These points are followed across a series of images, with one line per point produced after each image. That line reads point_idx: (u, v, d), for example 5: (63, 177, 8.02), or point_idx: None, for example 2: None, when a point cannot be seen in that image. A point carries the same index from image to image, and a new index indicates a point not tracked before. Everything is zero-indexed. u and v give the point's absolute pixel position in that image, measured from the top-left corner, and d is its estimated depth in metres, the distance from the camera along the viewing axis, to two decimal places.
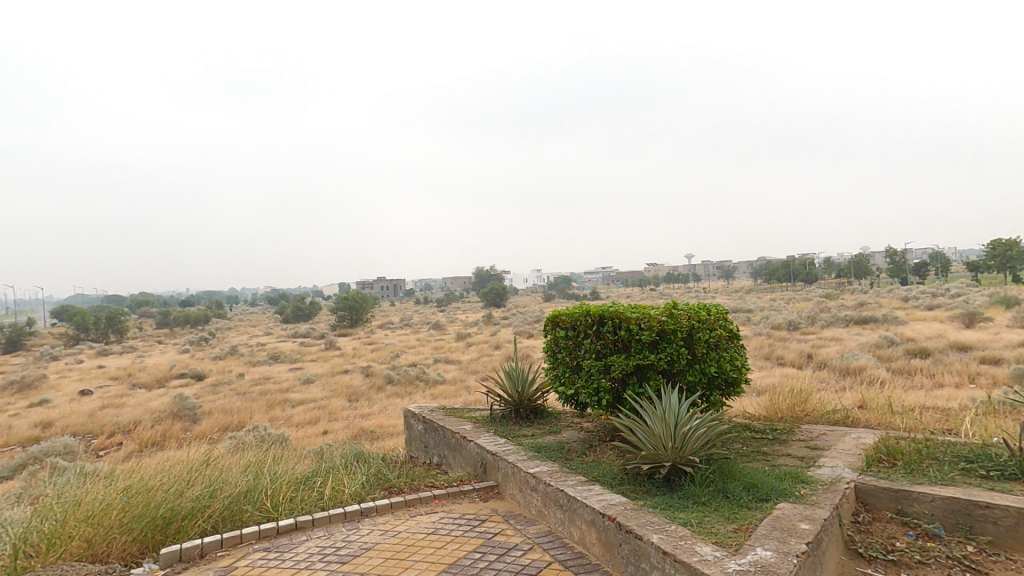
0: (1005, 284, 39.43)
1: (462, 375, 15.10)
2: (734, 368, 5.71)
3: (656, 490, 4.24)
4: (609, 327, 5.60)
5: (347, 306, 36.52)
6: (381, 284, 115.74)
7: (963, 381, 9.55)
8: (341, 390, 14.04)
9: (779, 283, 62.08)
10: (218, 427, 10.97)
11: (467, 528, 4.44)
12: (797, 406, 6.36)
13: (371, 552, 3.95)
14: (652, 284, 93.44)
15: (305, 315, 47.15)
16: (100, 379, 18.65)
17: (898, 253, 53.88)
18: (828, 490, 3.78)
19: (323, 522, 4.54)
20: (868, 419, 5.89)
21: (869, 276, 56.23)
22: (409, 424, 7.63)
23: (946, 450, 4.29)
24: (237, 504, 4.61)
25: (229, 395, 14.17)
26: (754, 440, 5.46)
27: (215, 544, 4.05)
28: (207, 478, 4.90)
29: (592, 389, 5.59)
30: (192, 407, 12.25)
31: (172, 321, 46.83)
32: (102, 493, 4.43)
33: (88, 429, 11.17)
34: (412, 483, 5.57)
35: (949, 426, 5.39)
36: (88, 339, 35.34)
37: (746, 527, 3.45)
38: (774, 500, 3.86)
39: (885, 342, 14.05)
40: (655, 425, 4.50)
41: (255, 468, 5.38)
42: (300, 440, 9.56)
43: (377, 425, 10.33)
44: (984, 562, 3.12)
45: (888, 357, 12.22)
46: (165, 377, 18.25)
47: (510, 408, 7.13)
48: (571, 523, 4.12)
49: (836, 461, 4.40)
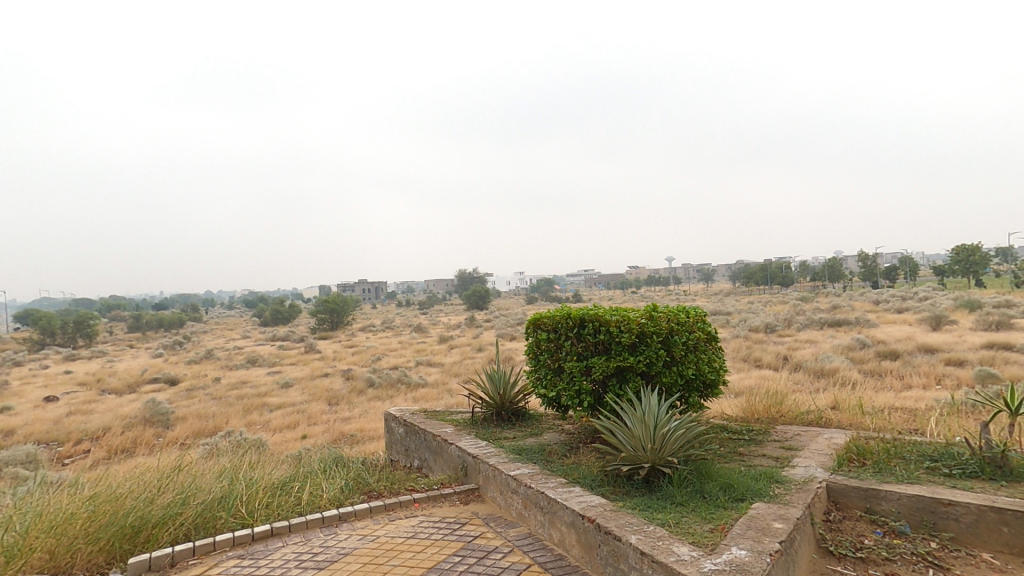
0: (970, 288, 40.83)
1: (445, 378, 15.07)
2: (712, 370, 5.80)
3: (635, 491, 4.28)
4: (590, 329, 5.64)
5: (327, 308, 36.01)
6: (363, 286, 113.91)
7: (930, 382, 9.86)
8: (320, 394, 13.86)
9: (756, 287, 63.19)
10: (191, 433, 10.71)
11: (448, 532, 4.42)
12: (773, 407, 6.49)
13: (349, 557, 3.90)
14: (633, 287, 94.27)
15: (285, 318, 46.40)
16: (68, 384, 18.09)
17: (869, 257, 55.28)
18: (802, 489, 3.87)
19: (300, 527, 4.48)
20: (840, 419, 6.04)
21: (842, 279, 57.55)
22: (390, 427, 7.56)
23: (913, 449, 4.41)
24: (210, 510, 4.52)
25: (204, 400, 13.87)
26: (731, 441, 5.55)
27: (186, 552, 3.95)
28: (180, 485, 4.79)
29: (573, 391, 5.61)
30: (165, 412, 11.95)
31: (144, 325, 45.67)
32: (66, 503, 4.29)
33: (54, 436, 10.82)
34: (392, 487, 5.52)
35: (917, 425, 5.56)
36: (54, 344, 34.24)
37: (722, 528, 3.50)
38: (750, 500, 3.93)
39: (857, 344, 14.42)
40: (635, 426, 4.54)
41: (229, 474, 5.27)
42: (278, 445, 9.41)
43: (357, 428, 10.23)
44: (946, 558, 3.22)
45: (860, 359, 12.56)
46: (137, 382, 17.74)
47: (491, 410, 7.12)
48: (551, 525, 4.13)
49: (809, 461, 4.50)
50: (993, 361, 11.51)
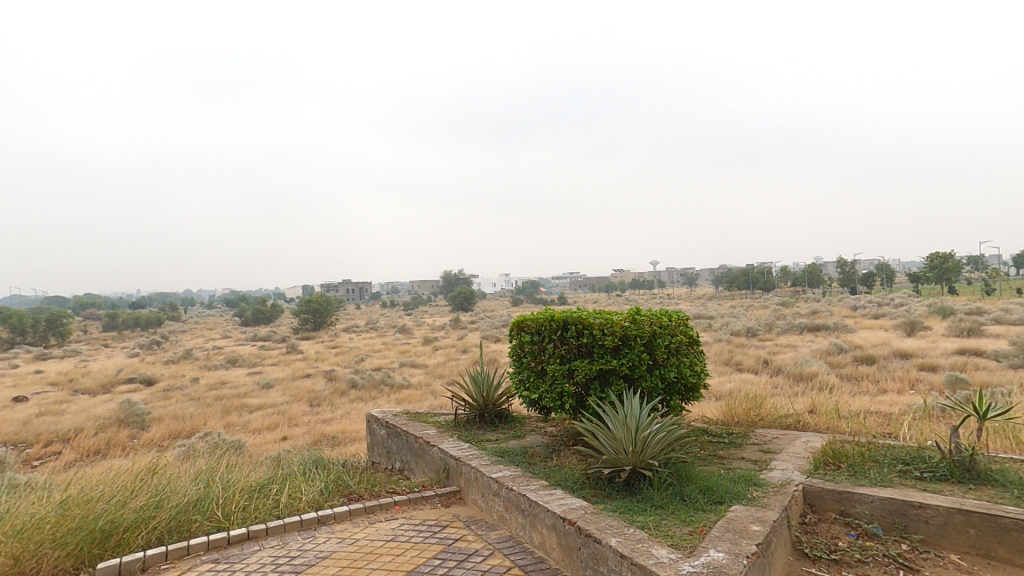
0: (943, 295, 41.89)
1: (428, 379, 14.99)
2: (693, 374, 5.85)
3: (615, 494, 4.30)
4: (573, 332, 5.66)
5: (310, 308, 35.50)
6: (348, 287, 112.29)
7: (905, 387, 10.09)
8: (302, 395, 13.65)
9: (738, 291, 64.01)
10: (167, 434, 10.48)
11: (428, 534, 4.38)
12: (753, 410, 6.58)
13: (327, 561, 3.85)
14: (616, 290, 95.14)
15: (266, 318, 45.76)
16: (40, 384, 17.60)
17: (847, 263, 56.39)
18: (779, 492, 3.93)
19: (277, 531, 4.42)
20: (818, 422, 6.14)
21: (822, 285, 58.60)
22: (371, 429, 7.49)
23: (886, 453, 4.50)
24: (185, 513, 4.42)
25: (181, 401, 13.58)
26: (712, 444, 5.60)
27: (159, 557, 3.86)
28: (154, 488, 4.68)
29: (555, 393, 5.64)
30: (141, 412, 11.68)
31: (120, 324, 44.62)
32: (34, 506, 4.16)
33: (23, 437, 10.49)
34: (372, 490, 5.47)
35: (891, 429, 5.67)
36: (25, 342, 33.31)
37: (700, 530, 3.53)
38: (728, 502, 3.97)
39: (835, 348, 14.74)
40: (616, 429, 4.58)
41: (205, 476, 5.16)
42: (257, 447, 9.25)
43: (339, 430, 10.10)
44: (916, 560, 3.29)
45: (838, 363, 12.81)
46: (111, 382, 17.34)
47: (474, 412, 7.11)
48: (532, 528, 4.13)
49: (787, 464, 4.57)
50: (965, 366, 11.81)
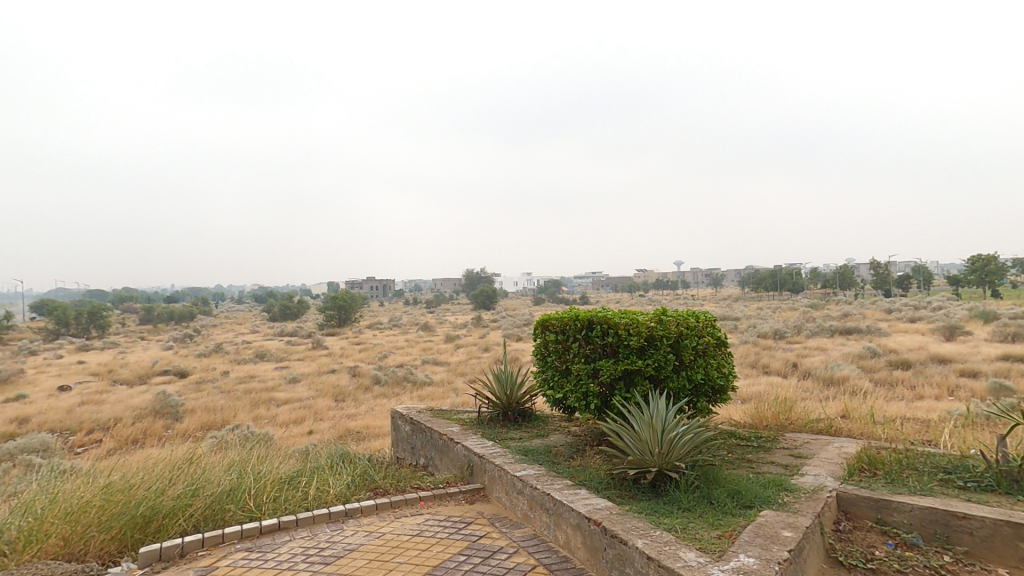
0: (985, 298, 40.26)
1: (450, 377, 15.11)
2: (721, 376, 5.77)
3: (641, 495, 4.27)
4: (598, 332, 5.64)
5: (336, 305, 36.12)
6: (372, 284, 113.30)
7: (943, 393, 9.75)
8: (327, 390, 13.91)
9: (766, 293, 62.70)
10: (200, 425, 10.80)
11: (453, 530, 4.43)
12: (782, 414, 6.45)
13: (355, 553, 3.93)
14: (640, 290, 94.28)
15: (293, 314, 46.68)
16: (81, 374, 18.33)
17: (882, 265, 54.65)
18: (811, 498, 3.85)
19: (307, 522, 4.51)
20: (852, 428, 5.98)
21: (854, 287, 56.95)
22: (396, 425, 7.58)
23: (926, 461, 4.37)
24: (219, 502, 4.55)
25: (213, 394, 13.98)
26: (740, 447, 5.52)
27: (196, 543, 3.98)
28: (190, 476, 4.83)
29: (580, 393, 5.62)
30: (175, 404, 12.07)
31: (156, 317, 46.14)
32: (80, 490, 4.36)
33: (66, 425, 10.96)
34: (398, 485, 5.54)
35: (931, 436, 5.49)
36: (69, 334, 34.73)
37: (729, 534, 3.48)
38: (758, 507, 3.91)
39: (868, 352, 14.31)
40: (642, 430, 4.54)
41: (238, 467, 5.31)
42: (285, 440, 9.46)
43: (363, 425, 10.25)
44: (959, 572, 3.19)
45: (872, 368, 12.44)
46: (147, 373, 17.96)
47: (498, 410, 7.13)
48: (556, 527, 4.13)
49: (819, 469, 4.47)
50: (1010, 373, 11.33)
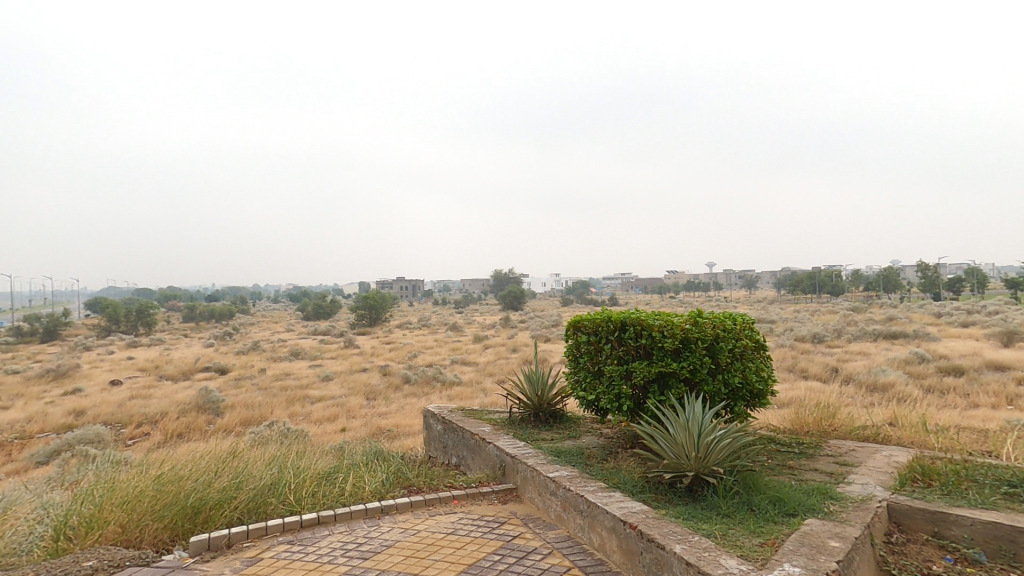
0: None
1: (479, 377, 15.19)
2: (760, 380, 5.62)
3: (677, 499, 4.19)
4: (631, 333, 5.57)
5: (367, 304, 36.77)
6: (402, 285, 114.92)
7: (1000, 402, 9.25)
8: (359, 389, 14.17)
9: (803, 295, 60.78)
10: (240, 421, 11.17)
11: (487, 530, 4.44)
12: (825, 420, 6.24)
13: (392, 550, 3.98)
14: (670, 292, 92.77)
15: (326, 313, 47.74)
16: (129, 369, 19.20)
17: (929, 266, 52.24)
18: (860, 507, 3.71)
19: (345, 518, 4.60)
20: (901, 436, 5.74)
21: (899, 290, 54.61)
22: (428, 423, 7.67)
23: (986, 473, 4.15)
24: (262, 496, 4.68)
25: (251, 390, 14.43)
26: (780, 453, 5.37)
27: (241, 535, 4.11)
28: (234, 470, 4.99)
29: (612, 394, 5.57)
30: (216, 399, 12.50)
31: (198, 315, 47.94)
32: (134, 480, 4.56)
33: (117, 417, 11.50)
34: (431, 483, 5.59)
35: (989, 447, 5.22)
36: (119, 331, 36.43)
37: (772, 542, 3.38)
38: (802, 516, 3.79)
39: (915, 358, 13.69)
40: (678, 433, 4.47)
41: (278, 462, 5.45)
42: (320, 436, 9.69)
43: (395, 424, 10.41)
44: None
45: (919, 374, 11.90)
46: (190, 369, 18.67)
47: (529, 411, 7.13)
48: (591, 529, 4.09)
49: (867, 478, 4.30)
50: None
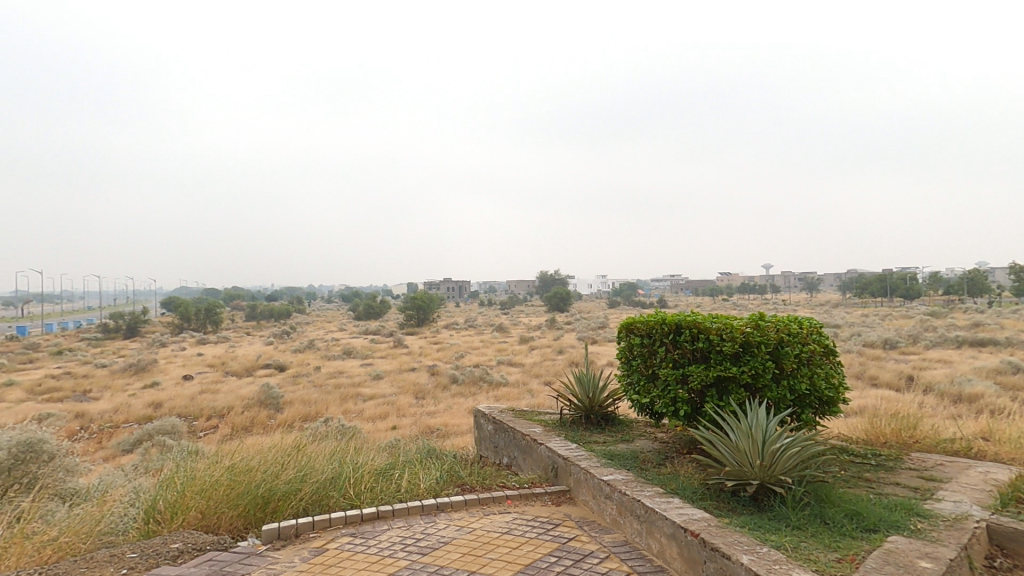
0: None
1: (526, 378, 15.14)
2: (829, 387, 5.29)
3: (742, 508, 3.99)
4: (687, 336, 5.38)
5: (415, 305, 37.51)
6: (447, 286, 116.78)
7: None
8: (408, 388, 14.45)
9: (869, 298, 57.16)
10: (298, 416, 11.63)
11: (541, 531, 4.39)
12: (906, 432, 5.81)
13: (449, 546, 3.99)
14: (721, 294, 89.69)
15: (377, 313, 49.09)
16: (199, 365, 20.44)
17: (1017, 268, 47.88)
18: (953, 527, 3.40)
19: (402, 513, 4.66)
20: (998, 452, 5.25)
21: (980, 293, 50.38)
22: (479, 423, 7.69)
23: None
24: (324, 489, 4.81)
25: (308, 387, 15.01)
26: (854, 466, 5.02)
27: (307, 525, 4.23)
28: (298, 463, 5.17)
29: (668, 398, 5.39)
30: (276, 395, 13.08)
31: (259, 314, 50.48)
32: (210, 469, 4.81)
33: (188, 410, 12.25)
34: (483, 482, 5.59)
35: None
36: (190, 328, 38.88)
37: (850, 558, 3.15)
38: (883, 532, 3.51)
39: (1004, 367, 12.53)
40: (741, 440, 4.27)
41: (338, 457, 5.60)
42: (373, 433, 9.93)
43: (444, 423, 10.53)
44: None
45: (1010, 386, 10.87)
46: (252, 366, 19.66)
47: (580, 413, 7.01)
48: (649, 535, 3.96)
49: (959, 496, 3.94)
50: None
